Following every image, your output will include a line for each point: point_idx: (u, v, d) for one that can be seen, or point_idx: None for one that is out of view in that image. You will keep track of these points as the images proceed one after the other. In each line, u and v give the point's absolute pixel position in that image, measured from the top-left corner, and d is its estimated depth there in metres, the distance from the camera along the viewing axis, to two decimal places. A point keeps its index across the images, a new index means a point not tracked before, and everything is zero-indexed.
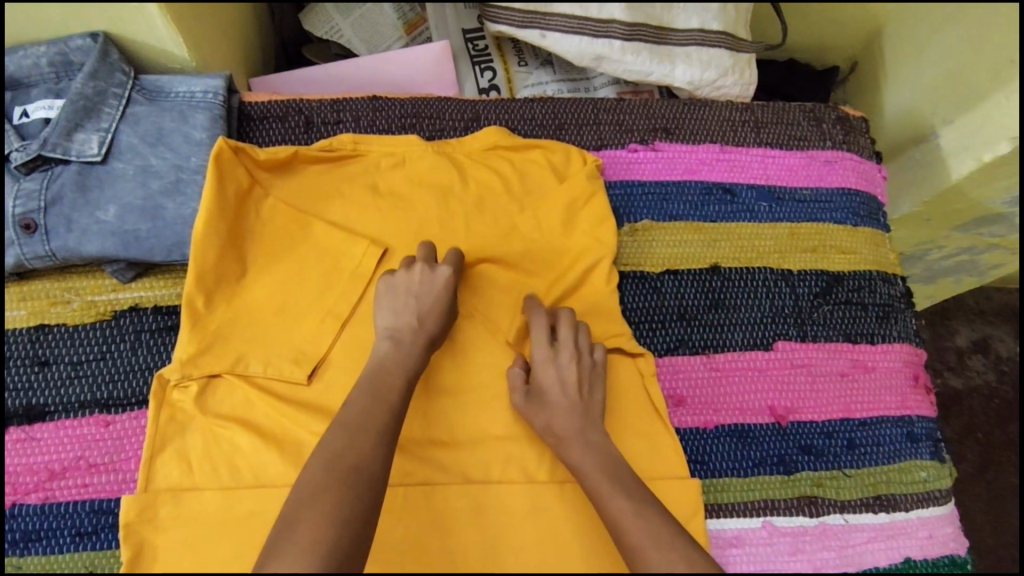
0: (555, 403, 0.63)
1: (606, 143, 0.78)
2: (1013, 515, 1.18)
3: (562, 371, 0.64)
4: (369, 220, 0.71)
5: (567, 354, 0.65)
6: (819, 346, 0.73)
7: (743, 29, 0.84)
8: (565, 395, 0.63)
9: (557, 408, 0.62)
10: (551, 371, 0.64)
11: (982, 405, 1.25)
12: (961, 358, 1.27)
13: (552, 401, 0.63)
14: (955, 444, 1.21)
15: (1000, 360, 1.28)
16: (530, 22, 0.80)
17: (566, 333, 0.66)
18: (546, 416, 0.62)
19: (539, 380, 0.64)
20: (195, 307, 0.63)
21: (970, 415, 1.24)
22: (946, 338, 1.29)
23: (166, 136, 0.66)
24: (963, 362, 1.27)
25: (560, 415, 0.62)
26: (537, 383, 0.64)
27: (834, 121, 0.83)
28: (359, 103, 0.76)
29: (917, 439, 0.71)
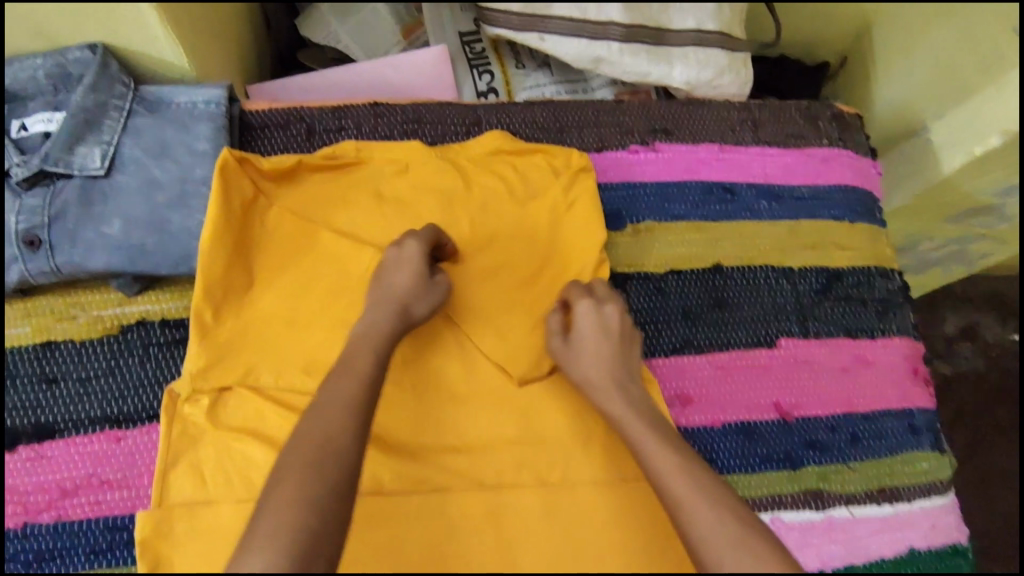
0: (592, 351, 0.63)
1: (607, 145, 0.79)
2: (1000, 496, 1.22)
3: (602, 321, 0.64)
4: (374, 228, 0.70)
5: (611, 308, 0.65)
6: (821, 342, 0.74)
7: (739, 27, 0.81)
8: (606, 349, 0.63)
9: (592, 356, 0.62)
10: (591, 321, 0.64)
11: (972, 390, 1.27)
12: (950, 344, 1.30)
13: (591, 349, 0.63)
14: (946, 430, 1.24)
15: (988, 347, 1.30)
16: (528, 25, 0.80)
17: (604, 290, 0.66)
18: (581, 362, 0.62)
19: (578, 335, 0.64)
20: (204, 320, 0.63)
21: (959, 401, 1.26)
22: (935, 326, 1.31)
23: (169, 148, 0.65)
24: (953, 349, 1.29)
25: (600, 364, 0.62)
26: (575, 330, 0.64)
27: (830, 119, 0.84)
28: (361, 109, 0.76)
29: (918, 430, 0.73)
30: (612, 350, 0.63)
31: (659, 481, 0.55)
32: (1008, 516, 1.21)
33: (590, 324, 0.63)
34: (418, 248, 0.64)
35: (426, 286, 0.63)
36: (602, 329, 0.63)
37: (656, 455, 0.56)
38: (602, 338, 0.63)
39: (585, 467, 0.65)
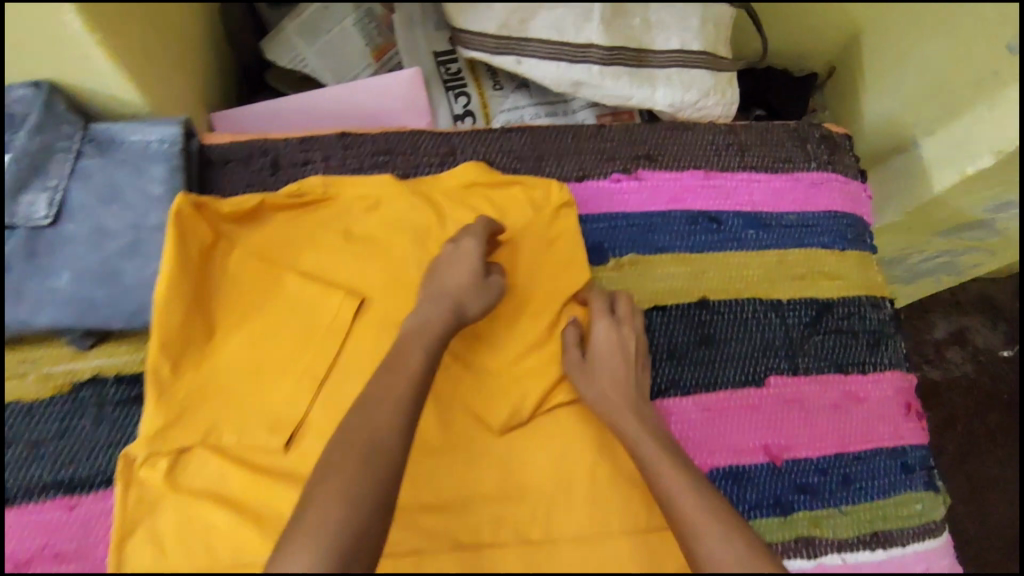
0: (611, 373, 0.65)
1: (588, 174, 0.75)
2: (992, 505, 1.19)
3: (620, 344, 0.66)
4: (344, 270, 0.67)
5: (629, 333, 0.67)
6: (812, 379, 0.71)
7: (722, 47, 0.80)
8: (622, 370, 0.65)
9: (612, 378, 0.64)
10: (610, 344, 0.66)
11: (962, 397, 1.24)
12: (939, 350, 1.26)
13: (613, 372, 0.65)
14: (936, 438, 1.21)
15: (978, 352, 1.27)
16: (505, 48, 0.76)
17: (625, 310, 0.69)
18: (601, 384, 0.64)
19: (597, 352, 0.66)
20: (162, 378, 0.59)
21: (950, 409, 1.23)
22: (924, 333, 1.27)
23: (120, 192, 0.61)
24: (941, 356, 1.26)
25: (621, 386, 0.64)
26: (594, 350, 0.66)
27: (818, 141, 0.81)
28: (328, 140, 0.72)
29: (911, 469, 0.71)
30: (627, 374, 0.65)
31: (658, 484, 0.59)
32: (999, 524, 1.18)
33: (610, 344, 0.66)
34: (475, 244, 0.65)
35: (482, 287, 0.64)
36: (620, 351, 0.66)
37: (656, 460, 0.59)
38: (620, 360, 0.66)
39: (566, 522, 0.62)
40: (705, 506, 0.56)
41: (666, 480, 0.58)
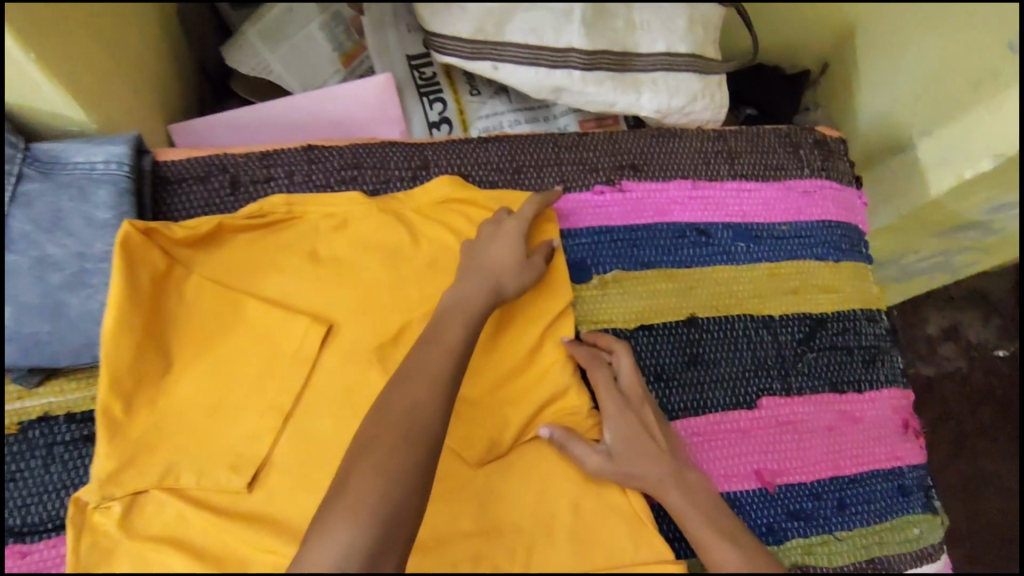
0: (640, 449, 0.60)
1: (570, 185, 0.71)
2: (986, 505, 1.12)
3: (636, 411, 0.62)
4: (310, 295, 0.63)
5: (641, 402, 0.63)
6: (805, 399, 0.68)
7: (711, 48, 0.76)
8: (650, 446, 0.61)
9: (644, 454, 0.60)
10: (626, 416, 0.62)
11: (953, 391, 1.16)
12: (931, 345, 1.18)
13: (640, 448, 0.60)
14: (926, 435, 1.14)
15: (971, 346, 1.18)
16: (480, 54, 0.72)
17: (627, 376, 0.64)
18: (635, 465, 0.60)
19: (619, 438, 0.61)
20: (113, 417, 0.56)
21: (942, 404, 1.15)
22: (916, 327, 1.19)
23: (64, 219, 0.57)
24: (934, 351, 1.18)
25: (653, 459, 0.60)
26: (615, 437, 0.61)
27: (812, 146, 0.77)
28: (292, 154, 0.67)
29: (908, 491, 0.69)
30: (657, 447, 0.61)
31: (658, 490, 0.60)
32: (992, 522, 1.12)
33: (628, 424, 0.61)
34: (519, 219, 0.64)
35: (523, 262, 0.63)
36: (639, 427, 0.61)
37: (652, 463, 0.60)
38: (642, 428, 0.61)
39: (551, 560, 0.58)
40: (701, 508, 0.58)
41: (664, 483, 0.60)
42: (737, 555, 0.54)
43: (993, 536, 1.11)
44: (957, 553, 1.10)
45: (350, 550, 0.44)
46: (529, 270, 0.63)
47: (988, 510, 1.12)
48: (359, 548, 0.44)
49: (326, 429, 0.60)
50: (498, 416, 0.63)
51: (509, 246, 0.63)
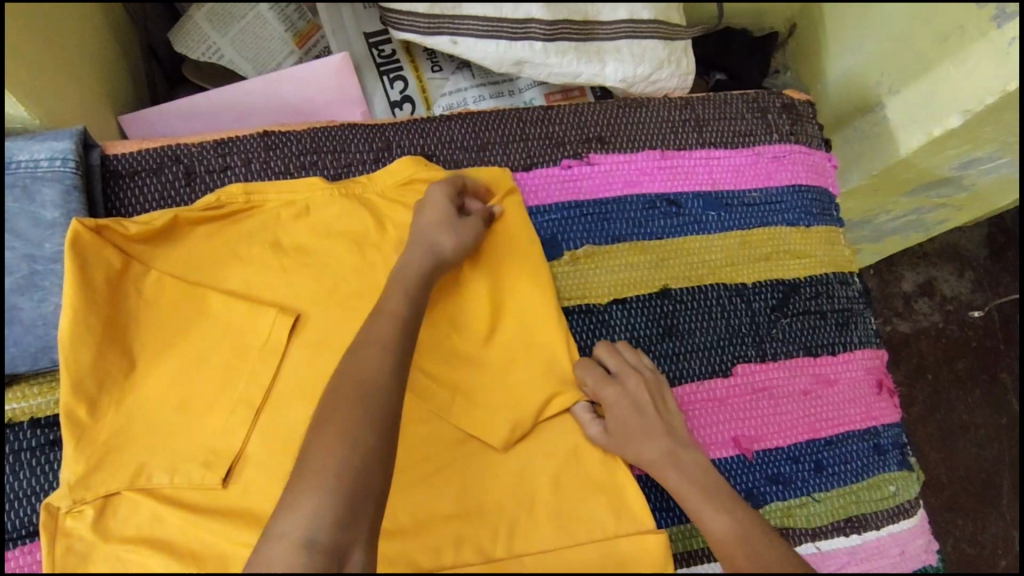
0: (635, 434, 0.59)
1: (537, 161, 0.70)
2: (964, 452, 1.14)
3: (634, 391, 0.61)
4: (276, 286, 0.62)
5: (632, 380, 0.61)
6: (779, 365, 0.69)
7: (674, 14, 0.76)
8: (646, 423, 0.60)
9: (636, 438, 0.59)
10: (622, 399, 0.60)
11: (930, 346, 1.18)
12: (908, 302, 1.20)
13: (631, 429, 0.59)
14: (906, 388, 1.16)
15: (946, 300, 1.20)
16: (438, 28, 0.70)
17: (616, 361, 0.63)
18: (627, 450, 0.59)
19: (617, 420, 0.60)
20: (78, 419, 0.54)
21: (918, 358, 1.17)
22: (892, 283, 1.20)
23: (9, 220, 0.55)
24: (910, 307, 1.19)
25: (646, 442, 0.59)
26: (613, 418, 0.60)
27: (779, 111, 0.76)
28: (249, 141, 0.65)
29: (884, 450, 0.70)
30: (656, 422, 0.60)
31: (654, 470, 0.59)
32: (970, 469, 1.14)
33: (622, 404, 0.60)
34: (440, 194, 0.61)
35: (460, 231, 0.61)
36: (633, 407, 0.60)
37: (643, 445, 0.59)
38: (637, 410, 0.60)
39: (532, 536, 0.59)
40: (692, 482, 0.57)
41: (655, 460, 0.59)
42: (727, 527, 0.54)
43: (970, 481, 1.14)
44: (939, 501, 1.12)
45: (319, 522, 0.43)
46: (464, 222, 0.61)
47: (965, 457, 1.14)
48: (328, 519, 0.43)
49: (300, 422, 0.59)
50: (476, 399, 0.62)
51: (441, 210, 0.61)
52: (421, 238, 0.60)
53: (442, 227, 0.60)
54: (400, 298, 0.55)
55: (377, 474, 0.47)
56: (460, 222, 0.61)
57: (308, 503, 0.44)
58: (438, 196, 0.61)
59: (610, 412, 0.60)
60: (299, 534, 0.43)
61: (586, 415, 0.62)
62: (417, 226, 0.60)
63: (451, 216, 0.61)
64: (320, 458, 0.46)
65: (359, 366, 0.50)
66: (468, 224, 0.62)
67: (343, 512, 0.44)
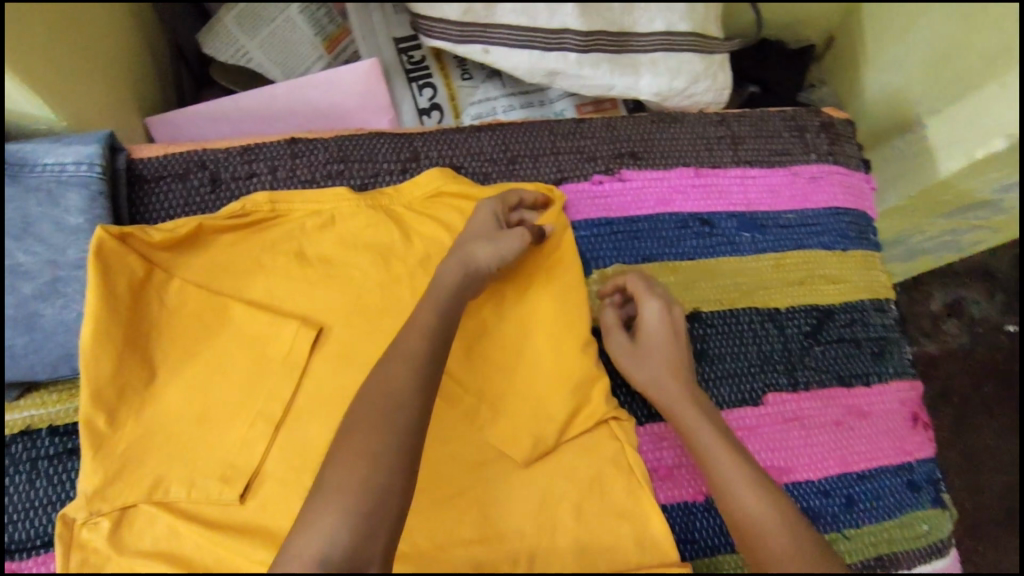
0: (660, 356, 0.62)
1: (567, 176, 0.68)
2: (989, 479, 1.11)
3: (674, 325, 0.63)
4: (299, 297, 0.60)
5: (678, 312, 0.63)
6: (812, 395, 0.66)
7: (713, 26, 0.72)
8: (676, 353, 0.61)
9: (658, 359, 0.61)
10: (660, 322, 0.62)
11: (957, 368, 1.15)
12: (936, 322, 1.16)
13: (657, 352, 0.62)
14: (931, 412, 1.13)
15: (975, 322, 1.17)
16: (470, 37, 0.68)
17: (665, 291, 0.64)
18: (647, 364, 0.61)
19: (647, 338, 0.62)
20: (97, 429, 0.53)
21: (945, 380, 1.14)
22: (919, 301, 1.17)
23: (32, 225, 0.54)
24: (939, 328, 1.16)
25: (671, 370, 0.61)
26: (644, 336, 0.62)
27: (818, 129, 0.74)
28: (276, 147, 0.64)
29: (918, 486, 0.67)
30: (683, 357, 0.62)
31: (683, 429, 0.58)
32: (997, 498, 1.11)
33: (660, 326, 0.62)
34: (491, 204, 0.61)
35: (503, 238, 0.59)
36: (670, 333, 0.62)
37: (678, 404, 0.59)
38: (670, 338, 0.62)
39: (554, 564, 0.57)
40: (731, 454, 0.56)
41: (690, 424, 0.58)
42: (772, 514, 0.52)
43: (998, 511, 1.10)
44: (963, 530, 1.09)
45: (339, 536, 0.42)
46: (511, 238, 0.59)
47: (989, 484, 1.11)
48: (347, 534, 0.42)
49: (320, 438, 0.58)
50: (499, 420, 0.60)
51: (487, 220, 0.60)
52: (461, 248, 0.58)
53: (465, 242, 0.59)
54: (424, 316, 0.54)
55: (402, 487, 0.45)
56: (505, 235, 0.59)
57: (329, 523, 0.42)
58: (489, 207, 0.61)
59: (643, 328, 0.63)
60: (311, 553, 0.41)
61: (614, 322, 0.64)
62: (464, 234, 0.60)
63: (494, 231, 0.59)
64: (335, 480, 0.44)
65: (381, 386, 0.49)
66: (516, 242, 0.59)
67: (364, 534, 0.43)
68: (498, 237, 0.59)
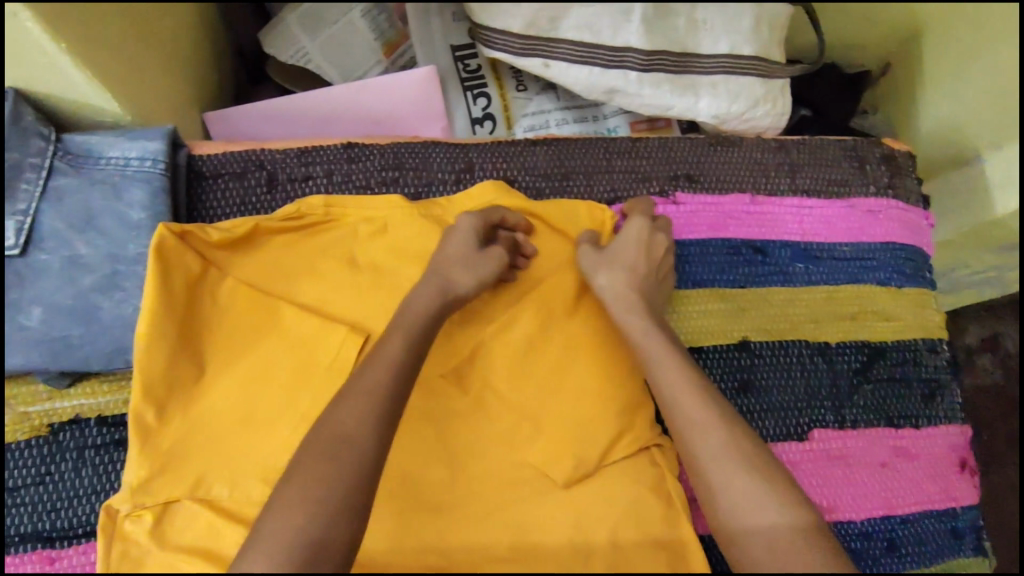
0: (624, 265, 0.61)
1: (620, 195, 0.68)
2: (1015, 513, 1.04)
3: (649, 244, 0.62)
4: (349, 301, 0.60)
5: (660, 239, 0.63)
6: (859, 433, 0.65)
7: (776, 51, 0.70)
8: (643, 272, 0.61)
9: (621, 268, 0.60)
10: (636, 239, 0.62)
11: (987, 405, 1.07)
12: (968, 356, 1.08)
13: (622, 261, 0.61)
14: None
15: (1011, 357, 1.08)
16: (531, 50, 0.68)
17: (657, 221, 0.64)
18: (609, 271, 0.60)
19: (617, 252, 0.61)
20: (146, 423, 0.54)
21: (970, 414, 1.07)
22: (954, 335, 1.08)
23: (96, 218, 0.55)
24: (971, 361, 1.08)
25: (636, 285, 0.60)
26: (617, 246, 0.62)
27: (879, 162, 0.72)
28: (333, 151, 0.65)
29: (961, 534, 0.66)
30: (647, 277, 0.61)
31: (662, 390, 0.55)
32: None
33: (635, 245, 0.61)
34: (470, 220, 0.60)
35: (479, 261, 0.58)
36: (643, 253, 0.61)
37: (661, 363, 0.56)
38: (638, 255, 0.61)
39: None
40: (720, 426, 0.52)
41: (676, 391, 0.54)
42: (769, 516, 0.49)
43: None
44: None
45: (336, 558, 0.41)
46: (488, 263, 0.59)
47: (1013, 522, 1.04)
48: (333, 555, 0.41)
49: None
50: (545, 438, 0.59)
51: (464, 242, 0.59)
52: (436, 272, 0.57)
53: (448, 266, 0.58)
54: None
55: None
56: (484, 257, 0.59)
57: None
58: (467, 225, 0.60)
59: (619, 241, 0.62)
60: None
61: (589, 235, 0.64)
62: (439, 255, 0.59)
63: (474, 252, 0.59)
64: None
65: None
66: (494, 263, 0.59)
67: None
68: (477, 258, 0.59)
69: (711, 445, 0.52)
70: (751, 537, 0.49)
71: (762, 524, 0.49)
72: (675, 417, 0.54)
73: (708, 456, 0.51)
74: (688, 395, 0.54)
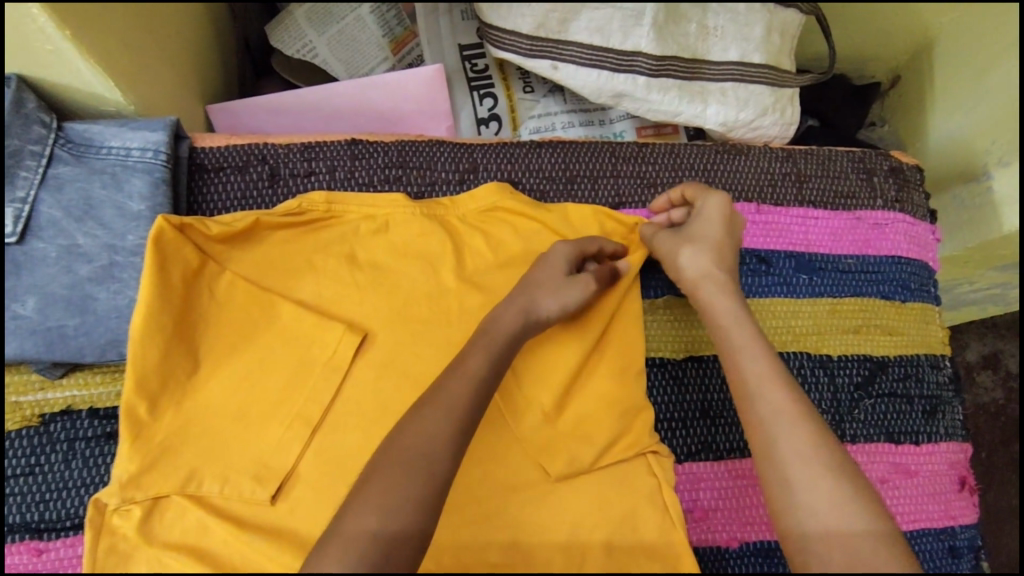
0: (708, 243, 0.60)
1: (624, 201, 0.68)
2: (1012, 535, 1.03)
3: (730, 220, 0.62)
4: (346, 300, 0.60)
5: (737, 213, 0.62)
6: (858, 450, 0.64)
7: (786, 59, 0.71)
8: (725, 248, 0.61)
9: (706, 245, 0.60)
10: (717, 217, 0.61)
11: (987, 423, 1.06)
12: (969, 373, 1.07)
13: (705, 238, 0.60)
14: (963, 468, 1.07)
15: (1012, 376, 1.07)
16: (539, 51, 0.67)
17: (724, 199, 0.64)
18: (694, 245, 0.60)
19: (699, 229, 0.61)
20: (138, 417, 0.53)
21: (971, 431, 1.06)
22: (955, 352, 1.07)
23: (95, 208, 0.55)
24: (971, 379, 1.07)
25: (718, 263, 0.60)
26: (698, 222, 0.61)
27: (887, 174, 0.71)
28: (336, 147, 0.64)
29: (959, 553, 0.65)
30: (728, 251, 0.61)
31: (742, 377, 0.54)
32: None
33: (716, 223, 0.61)
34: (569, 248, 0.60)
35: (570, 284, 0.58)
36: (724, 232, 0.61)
37: (744, 350, 0.55)
38: (725, 233, 0.61)
39: None
40: (805, 422, 0.51)
41: (762, 380, 0.53)
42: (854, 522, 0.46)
43: None
44: None
45: None
46: (559, 290, 0.58)
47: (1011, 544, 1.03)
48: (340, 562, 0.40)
49: (355, 446, 0.56)
50: (543, 444, 0.58)
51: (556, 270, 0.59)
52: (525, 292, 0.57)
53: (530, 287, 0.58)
54: (481, 356, 0.53)
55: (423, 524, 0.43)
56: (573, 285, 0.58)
57: None
58: (563, 253, 0.60)
59: (699, 219, 0.61)
60: None
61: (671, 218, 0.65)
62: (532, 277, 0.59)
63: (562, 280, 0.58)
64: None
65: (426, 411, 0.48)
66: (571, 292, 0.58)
67: None
68: None
69: (796, 441, 0.50)
70: (820, 541, 0.46)
71: (843, 525, 0.46)
72: (753, 407, 0.53)
73: (806, 455, 0.49)
74: (780, 389, 0.52)
